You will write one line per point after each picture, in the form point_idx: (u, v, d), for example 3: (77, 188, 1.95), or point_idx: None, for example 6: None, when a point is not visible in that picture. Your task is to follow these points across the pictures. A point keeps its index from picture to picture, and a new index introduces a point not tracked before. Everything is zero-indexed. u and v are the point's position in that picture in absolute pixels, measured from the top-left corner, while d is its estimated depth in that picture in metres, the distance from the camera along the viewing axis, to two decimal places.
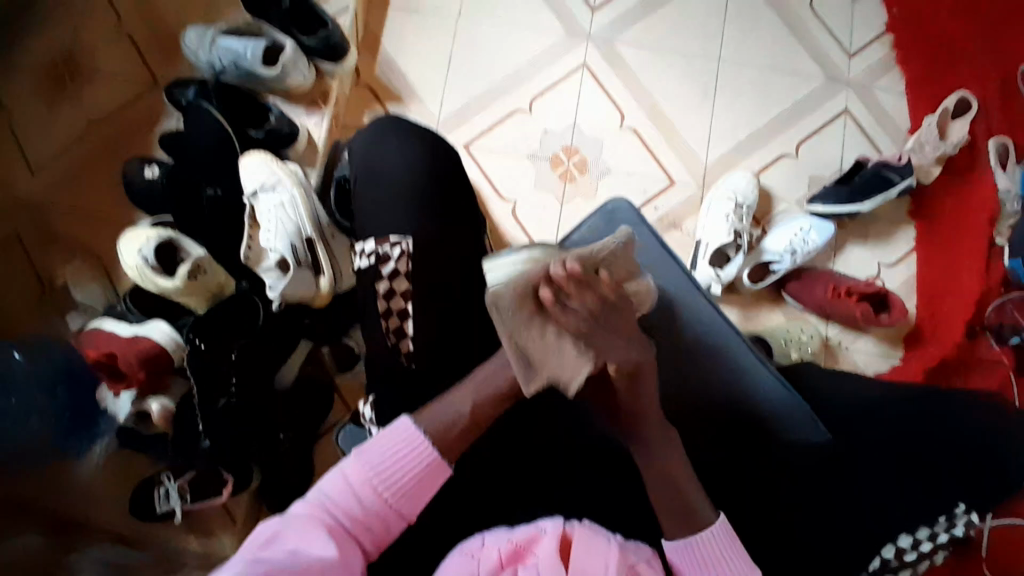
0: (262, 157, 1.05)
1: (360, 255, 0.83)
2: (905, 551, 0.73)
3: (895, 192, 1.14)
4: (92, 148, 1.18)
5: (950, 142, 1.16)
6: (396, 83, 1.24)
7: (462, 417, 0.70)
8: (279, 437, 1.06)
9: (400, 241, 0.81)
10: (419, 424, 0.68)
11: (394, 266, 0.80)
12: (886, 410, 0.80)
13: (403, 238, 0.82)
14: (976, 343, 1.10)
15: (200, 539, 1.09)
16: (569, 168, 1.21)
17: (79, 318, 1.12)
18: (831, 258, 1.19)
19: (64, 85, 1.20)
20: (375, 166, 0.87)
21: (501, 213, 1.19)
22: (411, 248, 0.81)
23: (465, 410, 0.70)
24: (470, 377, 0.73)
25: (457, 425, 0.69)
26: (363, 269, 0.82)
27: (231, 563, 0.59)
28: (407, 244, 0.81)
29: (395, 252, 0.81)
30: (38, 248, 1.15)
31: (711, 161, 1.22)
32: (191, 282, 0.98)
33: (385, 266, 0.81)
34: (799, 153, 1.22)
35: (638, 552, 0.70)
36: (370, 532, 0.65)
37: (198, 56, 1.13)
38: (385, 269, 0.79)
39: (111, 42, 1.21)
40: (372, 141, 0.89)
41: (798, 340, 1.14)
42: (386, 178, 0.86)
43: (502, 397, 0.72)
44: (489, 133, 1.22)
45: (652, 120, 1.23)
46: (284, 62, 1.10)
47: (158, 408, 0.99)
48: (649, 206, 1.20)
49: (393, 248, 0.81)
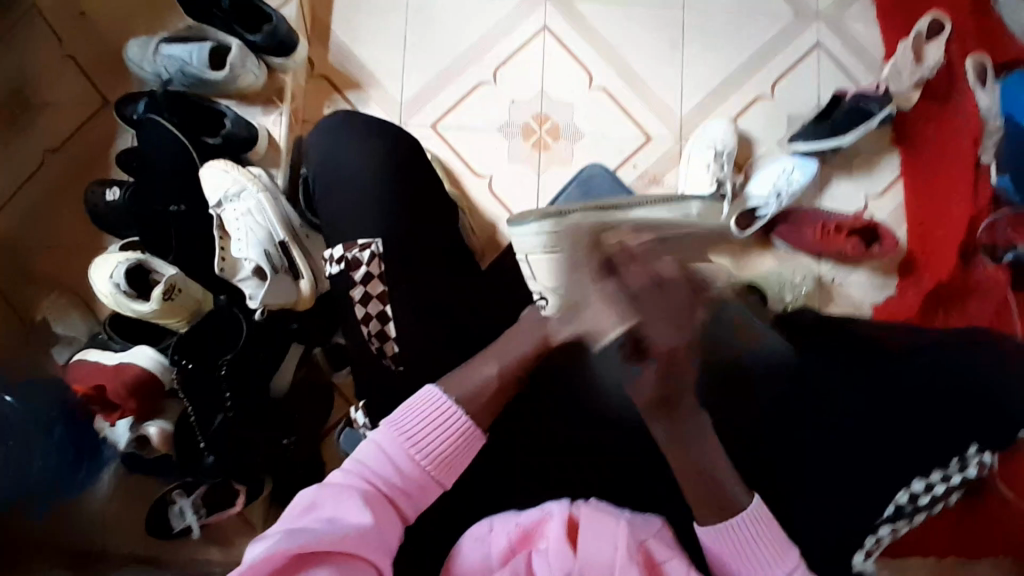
0: (222, 166, 1.03)
1: (328, 261, 0.80)
2: (919, 495, 0.78)
3: (876, 122, 1.13)
4: (51, 178, 1.15)
5: (926, 65, 1.13)
6: (353, 69, 1.19)
7: (490, 383, 0.72)
8: (284, 443, 1.04)
9: (369, 243, 0.78)
10: (450, 393, 0.70)
11: (366, 270, 0.77)
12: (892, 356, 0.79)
13: (372, 240, 0.79)
14: (970, 266, 1.08)
15: (221, 549, 1.10)
16: (543, 137, 1.19)
17: (65, 351, 1.08)
18: (817, 196, 1.17)
19: (14, 121, 1.16)
20: (331, 170, 0.84)
21: (475, 190, 1.17)
22: (381, 249, 0.78)
23: (494, 373, 0.72)
24: (493, 345, 0.76)
25: (485, 391, 0.71)
26: (334, 277, 0.79)
27: (271, 535, 0.60)
28: (376, 245, 0.78)
29: (365, 256, 0.78)
30: (12, 289, 1.12)
31: (686, 111, 1.20)
32: (168, 303, 0.96)
33: (357, 271, 0.78)
34: (775, 93, 1.20)
35: (647, 524, 0.71)
36: (410, 498, 0.67)
37: (144, 68, 1.10)
38: (357, 275, 0.76)
39: (56, 67, 1.16)
40: (327, 138, 0.86)
41: (790, 283, 1.09)
42: (346, 178, 0.82)
43: (526, 359, 0.76)
44: (456, 109, 1.19)
45: (622, 78, 1.20)
46: (233, 62, 1.05)
47: (157, 431, 0.99)
48: (628, 165, 1.18)
49: (362, 251, 0.78)
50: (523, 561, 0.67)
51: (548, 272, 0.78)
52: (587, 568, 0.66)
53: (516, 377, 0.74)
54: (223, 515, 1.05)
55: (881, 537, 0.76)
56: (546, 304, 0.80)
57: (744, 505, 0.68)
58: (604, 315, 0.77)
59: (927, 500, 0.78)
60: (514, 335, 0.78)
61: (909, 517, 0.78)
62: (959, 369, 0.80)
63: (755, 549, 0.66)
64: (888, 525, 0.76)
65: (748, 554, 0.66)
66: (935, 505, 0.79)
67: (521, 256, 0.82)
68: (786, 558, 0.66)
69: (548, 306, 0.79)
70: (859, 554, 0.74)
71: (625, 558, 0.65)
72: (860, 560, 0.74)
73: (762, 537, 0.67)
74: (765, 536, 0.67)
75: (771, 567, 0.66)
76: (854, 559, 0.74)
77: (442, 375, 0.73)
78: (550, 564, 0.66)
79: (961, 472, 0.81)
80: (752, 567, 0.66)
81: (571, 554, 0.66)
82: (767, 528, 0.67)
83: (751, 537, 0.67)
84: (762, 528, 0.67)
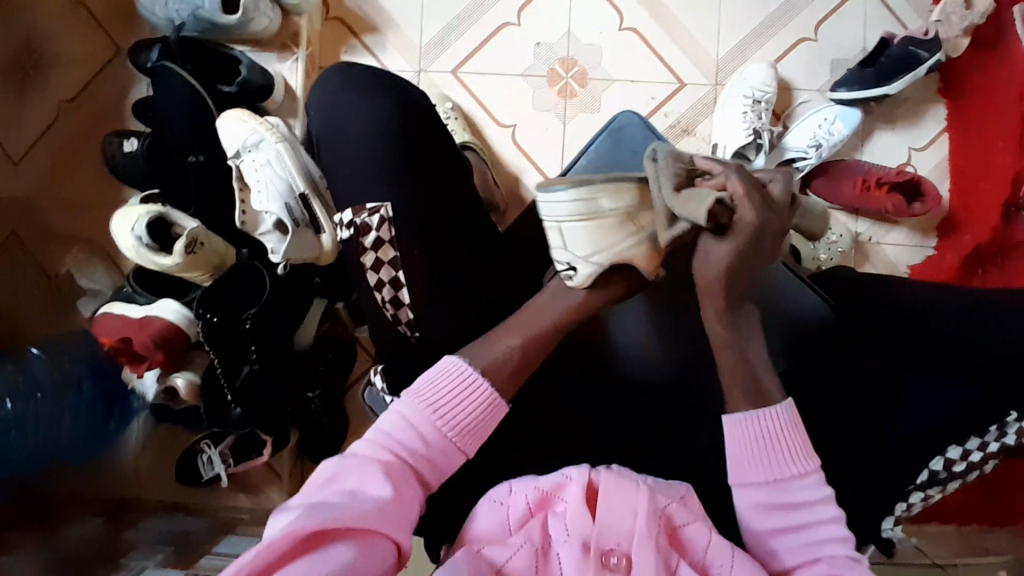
0: (239, 116, 1.00)
1: (340, 226, 0.77)
2: (954, 462, 0.72)
3: (923, 70, 1.06)
4: (70, 128, 1.15)
5: (977, 9, 1.06)
6: (370, 11, 1.16)
7: (513, 354, 0.70)
8: (310, 396, 1.06)
9: (378, 207, 0.75)
10: (473, 366, 0.69)
11: (376, 236, 0.74)
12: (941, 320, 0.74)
13: (381, 204, 0.75)
14: (1012, 224, 1.07)
15: (250, 497, 1.14)
16: (568, 83, 1.14)
17: (90, 303, 1.11)
18: (858, 149, 1.12)
19: (28, 67, 1.16)
20: (340, 125, 0.79)
21: (499, 141, 1.14)
22: (390, 213, 0.75)
23: (516, 346, 0.70)
24: (517, 313, 0.73)
25: (510, 361, 0.70)
26: (345, 241, 0.77)
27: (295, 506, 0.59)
28: (386, 209, 0.75)
29: (375, 220, 0.75)
30: (39, 241, 1.13)
31: (722, 56, 1.14)
32: (191, 257, 0.95)
33: (367, 236, 0.75)
34: (819, 36, 1.13)
35: (669, 491, 0.68)
36: (434, 467, 0.66)
37: (156, 14, 1.07)
38: (367, 241, 0.74)
39: (67, 11, 1.15)
40: (334, 91, 0.80)
41: (827, 240, 1.08)
42: (355, 137, 0.77)
43: (551, 330, 0.72)
44: (479, 53, 1.15)
45: (654, 17, 1.14)
46: (245, 5, 1.02)
47: (184, 384, 1.01)
48: (658, 113, 1.14)
49: (371, 216, 0.75)
50: (537, 526, 0.65)
51: (585, 240, 0.69)
52: (606, 532, 0.63)
53: (543, 347, 0.72)
54: (251, 464, 1.08)
55: (913, 504, 0.73)
56: (571, 275, 0.71)
57: (776, 401, 0.66)
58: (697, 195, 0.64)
59: (962, 466, 0.73)
60: (540, 303, 0.73)
61: (943, 484, 0.74)
62: (998, 338, 0.73)
63: (773, 449, 0.65)
64: (919, 492, 0.73)
65: (764, 454, 0.65)
66: (971, 473, 0.74)
67: (547, 223, 0.71)
68: (802, 463, 0.64)
69: (577, 277, 0.70)
70: (890, 519, 0.73)
71: (644, 528, 0.63)
72: (888, 525, 0.73)
73: (787, 435, 0.65)
74: (787, 439, 0.65)
75: (784, 465, 0.64)
76: (883, 524, 0.73)
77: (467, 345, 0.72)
78: (567, 528, 0.64)
79: (999, 440, 0.73)
80: (766, 468, 0.65)
81: (589, 520, 0.64)
82: (796, 428, 0.65)
83: (778, 431, 0.65)
84: (789, 427, 0.65)
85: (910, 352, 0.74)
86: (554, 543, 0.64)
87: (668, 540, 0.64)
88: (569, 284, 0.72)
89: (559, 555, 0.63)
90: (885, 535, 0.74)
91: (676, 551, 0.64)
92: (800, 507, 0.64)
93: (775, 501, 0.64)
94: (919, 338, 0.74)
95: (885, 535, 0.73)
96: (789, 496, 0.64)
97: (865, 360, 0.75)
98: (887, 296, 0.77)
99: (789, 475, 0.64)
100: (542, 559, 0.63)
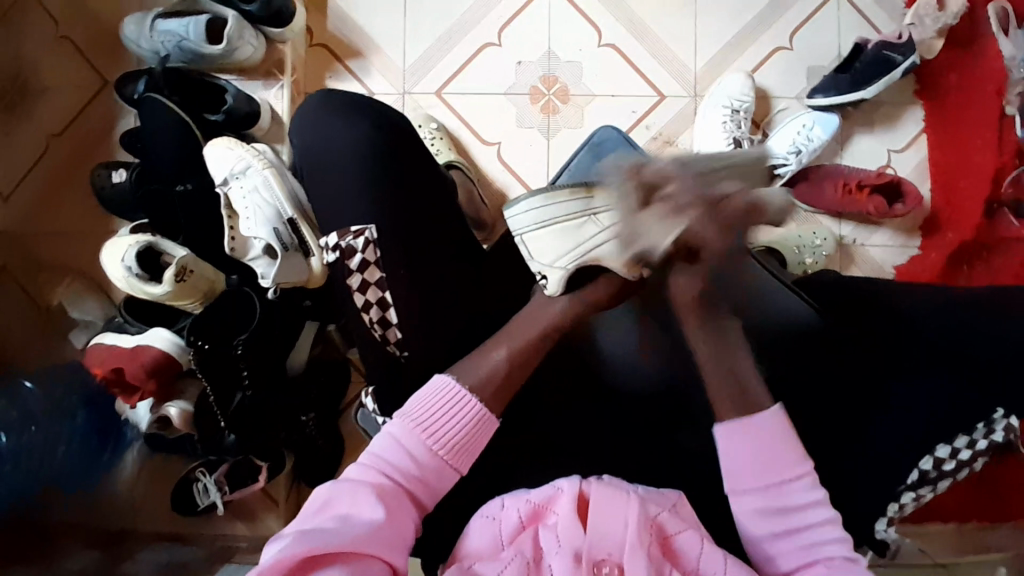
0: (228, 143, 1.01)
1: (326, 250, 0.78)
2: (943, 460, 0.73)
3: (899, 72, 1.08)
4: (58, 161, 1.16)
5: (950, 10, 1.09)
6: (353, 37, 1.18)
7: (499, 370, 0.70)
8: (303, 419, 1.06)
9: (362, 230, 0.76)
10: (461, 381, 0.69)
11: (361, 258, 0.76)
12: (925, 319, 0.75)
13: (366, 227, 0.76)
14: (995, 221, 1.08)
15: (247, 524, 1.13)
16: (551, 100, 1.16)
17: (82, 335, 1.10)
18: (838, 152, 1.14)
19: (16, 102, 1.17)
20: (319, 147, 0.80)
21: (484, 159, 1.16)
22: (376, 235, 0.76)
23: (503, 359, 0.71)
24: (505, 325, 0.74)
25: (493, 381, 0.70)
26: (331, 263, 0.78)
27: (286, 534, 0.60)
28: (370, 232, 0.76)
29: (359, 243, 0.76)
30: (30, 275, 1.14)
31: (700, 67, 1.16)
32: (181, 285, 0.96)
33: (353, 259, 0.76)
34: (794, 44, 1.15)
35: (660, 500, 0.68)
36: (428, 487, 0.67)
37: (140, 45, 1.09)
38: (352, 263, 0.75)
39: (53, 47, 1.17)
40: (318, 118, 0.81)
41: (811, 244, 1.08)
42: (334, 159, 0.79)
43: (535, 346, 0.72)
44: (461, 74, 1.17)
45: (632, 32, 1.16)
46: (228, 35, 1.03)
47: (178, 412, 1.00)
48: (640, 126, 1.15)
49: (356, 239, 0.76)
50: (530, 540, 0.65)
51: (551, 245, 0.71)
52: (598, 543, 0.63)
53: (531, 360, 0.72)
54: (247, 490, 1.07)
55: (904, 504, 0.74)
56: (547, 285, 0.73)
57: (766, 407, 0.67)
58: (654, 228, 0.65)
59: (952, 465, 0.73)
60: (524, 315, 0.74)
61: (934, 484, 0.74)
62: (991, 335, 0.72)
63: (770, 451, 0.66)
64: (910, 493, 0.74)
65: (761, 456, 0.66)
66: (959, 471, 0.74)
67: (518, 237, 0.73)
68: (795, 467, 0.66)
69: (549, 286, 0.72)
70: (882, 521, 0.74)
71: (635, 537, 0.63)
72: (882, 526, 0.75)
73: (778, 441, 0.66)
74: (783, 439, 0.66)
75: (779, 468, 0.66)
76: (877, 527, 0.75)
77: (456, 364, 0.73)
78: (558, 538, 0.64)
79: (987, 437, 0.74)
80: (763, 471, 0.66)
81: (581, 529, 0.64)
82: (788, 435, 0.66)
83: (769, 438, 0.66)
84: (779, 434, 0.66)
85: (897, 349, 0.75)
86: (547, 555, 0.64)
87: (660, 550, 0.64)
88: (546, 292, 0.73)
89: (551, 565, 0.63)
90: (879, 537, 0.75)
91: (668, 560, 0.64)
92: (801, 514, 0.65)
93: (775, 507, 0.65)
94: (905, 335, 0.75)
95: (879, 537, 0.75)
96: (787, 501, 0.65)
97: (852, 361, 0.76)
98: (870, 296, 0.77)
99: (782, 481, 0.65)
100: (533, 570, 0.64)
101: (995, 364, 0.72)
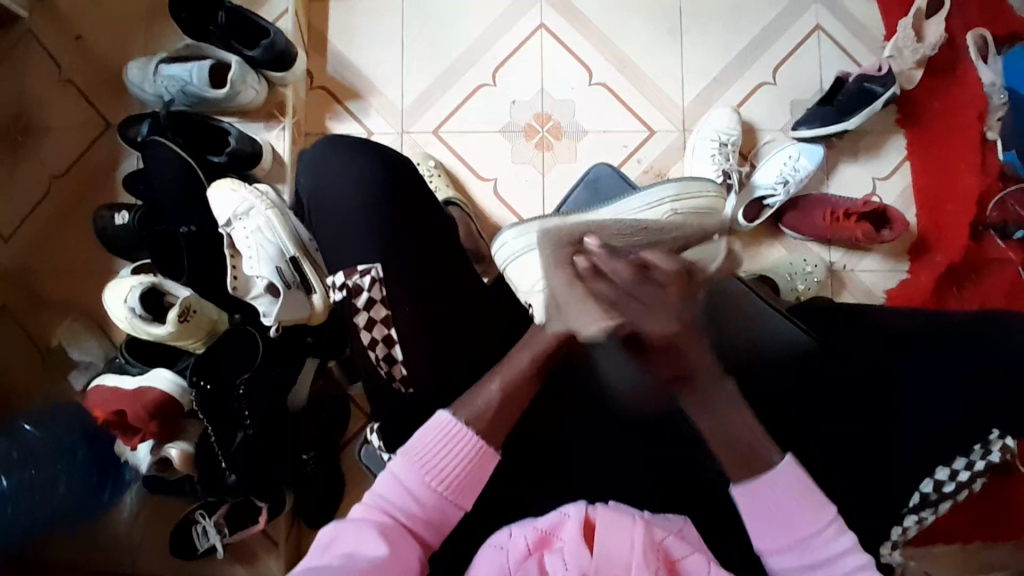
0: (232, 186, 1.02)
1: (332, 289, 0.79)
2: (944, 482, 0.74)
3: (880, 104, 1.13)
4: (60, 204, 1.18)
5: (928, 42, 1.14)
6: (352, 80, 1.21)
7: (494, 401, 0.71)
8: (304, 458, 1.07)
9: (368, 268, 0.77)
10: (458, 415, 0.69)
11: (368, 296, 0.76)
12: (921, 342, 0.76)
13: (372, 265, 0.77)
14: (983, 243, 1.12)
15: (249, 565, 1.11)
16: (545, 136, 1.19)
17: (82, 375, 1.11)
18: (824, 181, 1.18)
19: (16, 145, 1.19)
20: (326, 183, 0.81)
21: (482, 194, 1.18)
22: (381, 273, 0.76)
23: (499, 388, 0.71)
24: (500, 363, 0.74)
25: (492, 408, 0.70)
26: (340, 302, 0.79)
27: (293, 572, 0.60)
28: (376, 270, 0.76)
29: (366, 281, 0.76)
30: (30, 317, 1.15)
31: (688, 102, 1.20)
32: (184, 325, 0.96)
33: (359, 297, 0.76)
34: (778, 79, 1.20)
35: (668, 524, 0.69)
36: (431, 524, 0.67)
37: (145, 89, 1.12)
38: (359, 303, 0.75)
39: (57, 91, 1.20)
40: (323, 159, 0.82)
41: (803, 271, 1.12)
42: (338, 196, 0.79)
43: (531, 379, 0.73)
44: (457, 113, 1.20)
45: (621, 70, 1.20)
46: (232, 80, 1.07)
47: (178, 453, 0.98)
48: (632, 160, 1.19)
49: (363, 277, 0.76)
50: (536, 564, 0.65)
51: (526, 275, 0.86)
52: (604, 564, 0.63)
53: (526, 391, 0.73)
54: (247, 533, 1.06)
55: (907, 528, 0.74)
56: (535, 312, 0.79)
57: (776, 462, 0.68)
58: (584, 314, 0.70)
59: (952, 487, 0.74)
60: (524, 343, 0.75)
61: (935, 506, 0.75)
62: (986, 349, 0.74)
63: (788, 506, 0.66)
64: (913, 515, 0.74)
65: (779, 512, 0.66)
66: (961, 493, 0.75)
67: (507, 265, 0.90)
68: (815, 520, 0.66)
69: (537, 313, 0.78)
70: (886, 544, 0.75)
71: (641, 558, 0.63)
72: (888, 550, 0.75)
73: (796, 497, 0.67)
74: (801, 494, 0.66)
75: (801, 524, 0.66)
76: (882, 549, 0.76)
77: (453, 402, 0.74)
78: (564, 561, 0.63)
79: (985, 457, 0.75)
80: (783, 527, 0.66)
81: (587, 552, 0.63)
82: (803, 489, 0.67)
83: (785, 496, 0.67)
84: (797, 488, 0.67)
85: (896, 368, 0.76)
86: None
87: (667, 572, 0.64)
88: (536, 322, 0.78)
89: None
90: (885, 560, 0.76)
91: None
92: (824, 557, 0.65)
93: (804, 565, 0.66)
94: (903, 354, 0.76)
95: (884, 560, 0.76)
96: (814, 556, 0.65)
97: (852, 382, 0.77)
98: (865, 317, 0.80)
99: (806, 535, 0.66)
100: None
101: (988, 380, 0.73)
